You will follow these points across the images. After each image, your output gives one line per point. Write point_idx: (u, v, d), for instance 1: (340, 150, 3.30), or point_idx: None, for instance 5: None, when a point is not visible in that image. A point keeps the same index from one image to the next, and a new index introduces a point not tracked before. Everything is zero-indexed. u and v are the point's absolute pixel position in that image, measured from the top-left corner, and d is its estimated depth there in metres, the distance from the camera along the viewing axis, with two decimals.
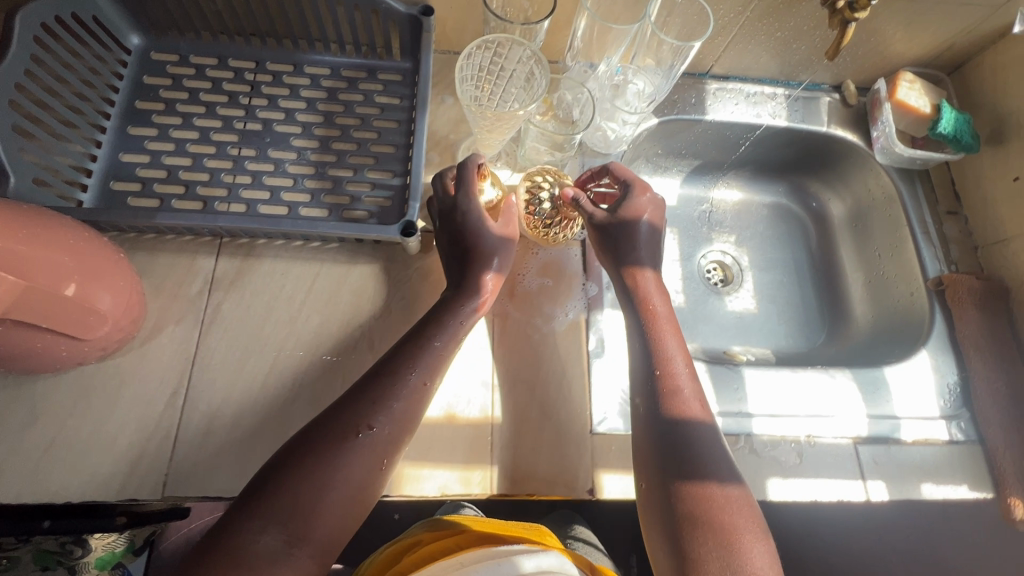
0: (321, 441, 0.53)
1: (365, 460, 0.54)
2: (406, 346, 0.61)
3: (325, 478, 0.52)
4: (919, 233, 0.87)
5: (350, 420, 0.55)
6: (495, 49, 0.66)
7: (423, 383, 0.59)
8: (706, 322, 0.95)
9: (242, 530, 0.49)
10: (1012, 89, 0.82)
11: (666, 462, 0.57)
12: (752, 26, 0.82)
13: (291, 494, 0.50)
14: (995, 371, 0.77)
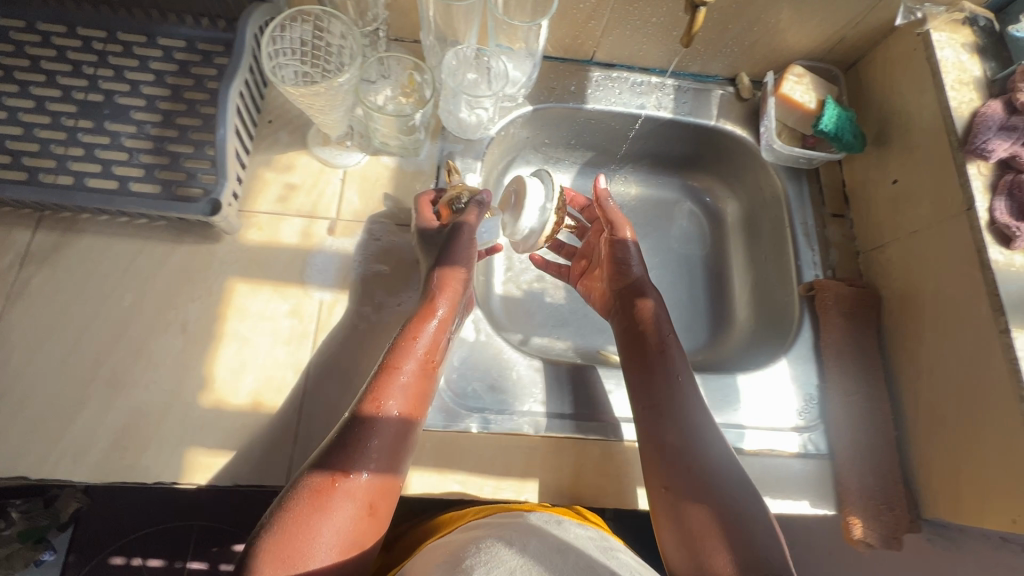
0: (308, 493, 0.50)
1: (353, 502, 0.51)
2: (374, 379, 0.58)
3: (316, 533, 0.49)
4: (800, 235, 0.83)
5: (328, 467, 0.52)
6: (317, 22, 0.63)
7: (399, 413, 0.56)
8: (584, 319, 0.90)
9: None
10: (898, 86, 0.77)
11: (734, 500, 0.56)
12: (625, 10, 0.78)
13: (307, 547, 0.48)
14: (853, 383, 0.72)
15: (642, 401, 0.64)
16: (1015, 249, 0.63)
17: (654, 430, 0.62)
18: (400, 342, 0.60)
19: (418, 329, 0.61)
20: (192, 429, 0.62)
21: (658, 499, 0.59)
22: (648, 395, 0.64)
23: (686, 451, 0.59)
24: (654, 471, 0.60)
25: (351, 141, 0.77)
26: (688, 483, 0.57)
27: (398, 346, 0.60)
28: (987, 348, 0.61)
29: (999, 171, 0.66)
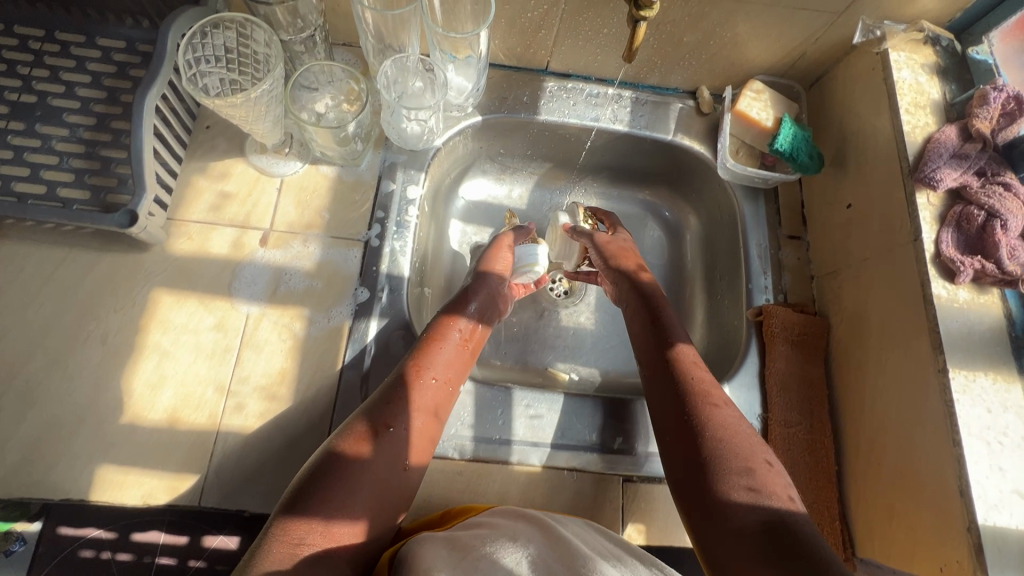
0: (349, 443, 0.53)
1: (391, 455, 0.55)
2: (418, 349, 0.64)
3: (358, 479, 0.52)
4: (753, 256, 0.80)
5: (370, 420, 0.56)
6: (240, 29, 0.61)
7: (440, 379, 0.62)
8: (537, 335, 0.89)
9: (282, 542, 0.46)
10: (856, 106, 0.75)
11: (751, 454, 0.53)
12: (574, 19, 0.74)
13: (333, 493, 0.50)
14: (793, 413, 0.70)
15: (662, 400, 0.60)
16: (958, 284, 0.60)
17: (671, 419, 0.58)
18: (442, 319, 0.67)
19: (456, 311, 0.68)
20: (106, 444, 0.61)
21: (677, 477, 0.55)
22: (665, 389, 0.61)
23: (716, 425, 0.55)
24: (676, 455, 0.56)
25: (289, 148, 0.75)
26: (703, 449, 0.54)
27: (439, 324, 0.67)
28: (924, 387, 0.59)
29: (949, 201, 0.63)
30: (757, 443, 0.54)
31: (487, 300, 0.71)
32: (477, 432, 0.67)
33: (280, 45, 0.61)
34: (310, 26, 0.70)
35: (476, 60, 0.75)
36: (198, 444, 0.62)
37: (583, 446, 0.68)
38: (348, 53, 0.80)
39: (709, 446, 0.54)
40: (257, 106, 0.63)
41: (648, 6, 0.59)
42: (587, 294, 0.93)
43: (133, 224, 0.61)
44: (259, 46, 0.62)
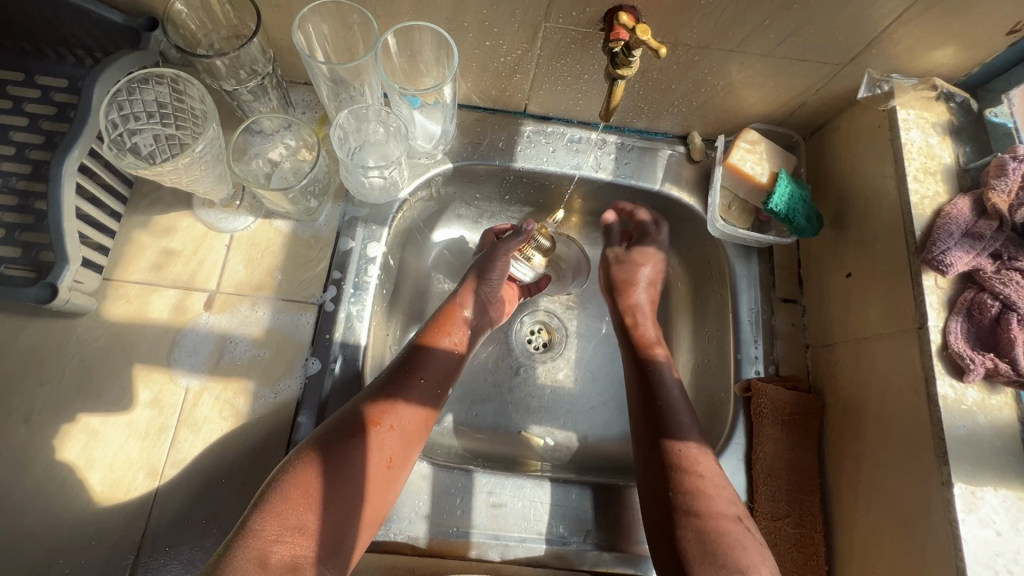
0: (330, 443, 0.56)
1: (373, 455, 0.57)
2: (410, 351, 0.67)
3: (338, 479, 0.55)
4: (744, 322, 0.73)
5: (351, 420, 0.58)
6: (173, 85, 0.59)
7: (429, 384, 0.64)
8: (510, 397, 0.81)
9: (260, 537, 0.50)
10: (860, 165, 0.68)
11: (703, 488, 0.59)
12: (550, 65, 0.67)
13: (313, 492, 0.54)
14: (782, 504, 0.64)
15: (657, 484, 0.61)
16: (967, 382, 0.54)
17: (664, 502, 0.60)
18: (434, 325, 0.70)
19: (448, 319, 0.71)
20: (24, 537, 0.56)
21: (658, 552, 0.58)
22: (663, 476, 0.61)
23: (691, 480, 0.60)
24: (662, 534, 0.59)
25: (240, 201, 0.70)
26: (697, 539, 0.56)
27: (430, 330, 0.69)
28: (926, 498, 0.53)
29: (959, 284, 0.57)
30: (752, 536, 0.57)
31: (476, 310, 0.74)
32: (433, 522, 0.62)
33: (212, 112, 0.58)
34: (258, 75, 0.64)
35: (444, 102, 0.66)
36: (125, 536, 0.57)
37: (548, 537, 0.63)
38: (307, 94, 0.73)
39: (702, 534, 0.56)
40: (195, 167, 0.58)
41: (625, 65, 0.56)
42: (565, 349, 0.84)
43: (53, 298, 0.56)
44: (194, 102, 0.59)
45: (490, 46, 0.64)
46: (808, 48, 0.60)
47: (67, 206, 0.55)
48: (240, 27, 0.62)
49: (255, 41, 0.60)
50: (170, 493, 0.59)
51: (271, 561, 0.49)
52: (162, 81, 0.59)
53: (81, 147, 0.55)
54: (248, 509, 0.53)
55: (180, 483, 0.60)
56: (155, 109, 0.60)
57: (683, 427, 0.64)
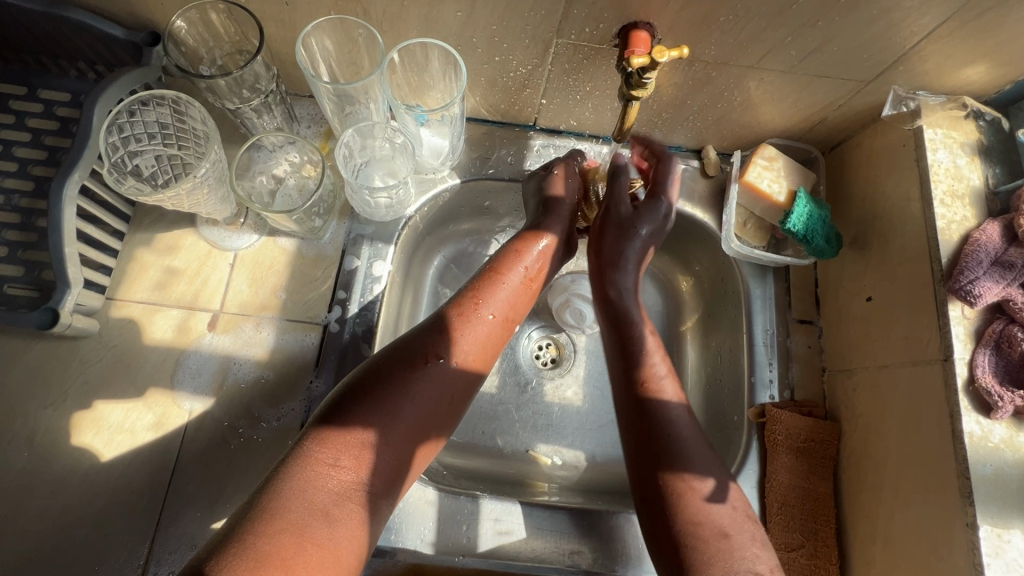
0: (390, 370, 0.51)
1: (432, 389, 0.52)
2: (476, 281, 0.61)
3: (395, 413, 0.50)
4: (759, 345, 0.71)
5: (417, 348, 0.53)
6: (174, 106, 0.58)
7: (493, 318, 0.59)
8: (519, 414, 0.79)
9: (314, 459, 0.46)
10: (882, 185, 0.66)
11: (692, 448, 0.54)
12: (561, 80, 0.65)
13: (374, 418, 0.49)
14: (796, 534, 0.62)
15: (637, 444, 0.55)
16: (994, 418, 0.52)
17: (647, 473, 0.53)
18: (506, 255, 0.63)
19: (528, 240, 0.65)
20: (28, 563, 0.56)
21: (645, 521, 0.53)
22: (646, 447, 0.54)
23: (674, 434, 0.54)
24: (648, 508, 0.53)
25: (244, 219, 0.68)
26: (684, 518, 0.50)
27: (502, 259, 0.63)
28: (949, 538, 0.51)
29: (988, 315, 0.56)
30: (739, 533, 0.50)
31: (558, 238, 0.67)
32: (440, 549, 0.61)
33: (214, 132, 0.57)
34: (262, 92, 0.63)
35: (451, 118, 0.64)
36: (129, 561, 0.57)
37: (557, 565, 0.62)
38: (312, 108, 0.72)
39: (683, 504, 0.51)
40: (197, 191, 0.57)
41: (639, 87, 0.53)
42: (575, 365, 0.82)
43: (54, 323, 0.55)
44: (196, 122, 0.58)
45: (499, 61, 0.62)
46: (832, 65, 0.58)
47: (67, 229, 0.54)
48: (243, 43, 0.60)
49: (258, 59, 0.58)
50: (172, 519, 0.58)
51: (326, 487, 0.45)
52: (164, 102, 0.58)
53: (81, 169, 0.54)
54: (299, 441, 0.48)
55: (182, 509, 0.59)
56: (156, 130, 0.59)
57: (671, 411, 0.56)
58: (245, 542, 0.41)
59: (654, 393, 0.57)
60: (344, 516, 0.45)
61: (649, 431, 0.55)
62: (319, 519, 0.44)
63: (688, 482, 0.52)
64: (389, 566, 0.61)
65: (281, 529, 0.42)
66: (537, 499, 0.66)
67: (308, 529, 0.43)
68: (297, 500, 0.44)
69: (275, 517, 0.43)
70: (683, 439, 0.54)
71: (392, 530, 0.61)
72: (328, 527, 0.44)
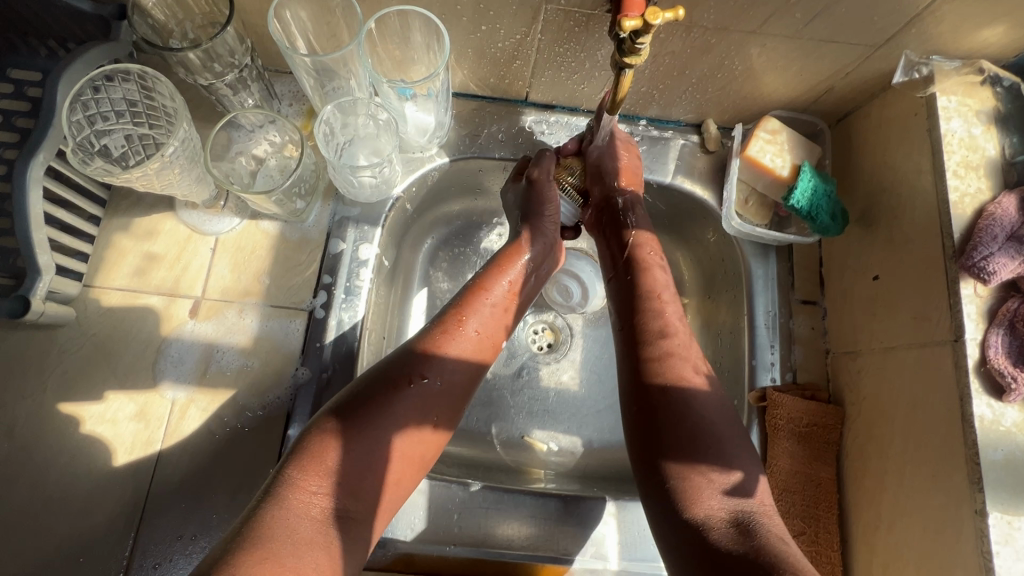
0: (373, 392, 0.50)
1: (417, 411, 0.51)
2: (460, 298, 0.59)
3: (379, 435, 0.48)
4: (760, 327, 0.68)
5: (402, 368, 0.52)
6: (141, 81, 0.56)
7: (479, 335, 0.57)
8: (514, 400, 0.78)
9: (296, 486, 0.44)
10: (892, 157, 0.62)
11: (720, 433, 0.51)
12: (552, 51, 0.61)
13: (358, 444, 0.47)
14: (797, 521, 0.60)
15: (643, 434, 0.52)
16: (1007, 402, 0.50)
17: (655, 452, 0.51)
18: (491, 270, 0.62)
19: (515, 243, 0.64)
20: (11, 556, 0.55)
21: (654, 514, 0.50)
22: (653, 426, 0.52)
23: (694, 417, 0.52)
24: (653, 489, 0.50)
25: (225, 202, 0.66)
26: (686, 486, 0.48)
27: (487, 274, 0.62)
28: (957, 526, 0.49)
29: (1001, 293, 0.53)
30: (749, 483, 0.49)
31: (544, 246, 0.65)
32: (430, 538, 0.60)
33: (183, 107, 0.55)
34: (236, 67, 0.60)
35: (438, 92, 0.61)
36: (114, 553, 0.56)
37: (551, 554, 0.61)
38: (293, 85, 0.69)
39: (689, 489, 0.48)
40: (166, 171, 0.55)
41: (632, 53, 0.49)
42: (571, 349, 0.80)
43: (26, 311, 0.53)
44: (165, 98, 0.56)
45: (487, 31, 0.59)
46: (839, 29, 0.54)
47: (34, 213, 0.52)
48: (216, 14, 0.57)
49: (229, 29, 0.55)
50: (157, 511, 0.57)
51: (309, 514, 0.43)
52: (130, 78, 0.56)
53: (46, 150, 0.51)
54: (280, 469, 0.46)
55: (166, 500, 0.58)
56: (124, 108, 0.57)
57: (701, 399, 0.53)
58: (226, 572, 0.38)
59: (675, 378, 0.54)
60: (326, 546, 0.42)
61: (666, 417, 0.52)
62: (301, 547, 0.41)
63: (710, 471, 0.49)
64: (381, 556, 0.60)
65: (263, 556, 0.40)
66: (531, 487, 0.65)
67: (291, 558, 0.40)
68: (281, 527, 0.42)
69: (259, 545, 0.40)
70: (710, 424, 0.52)
71: None
72: (312, 557, 0.41)
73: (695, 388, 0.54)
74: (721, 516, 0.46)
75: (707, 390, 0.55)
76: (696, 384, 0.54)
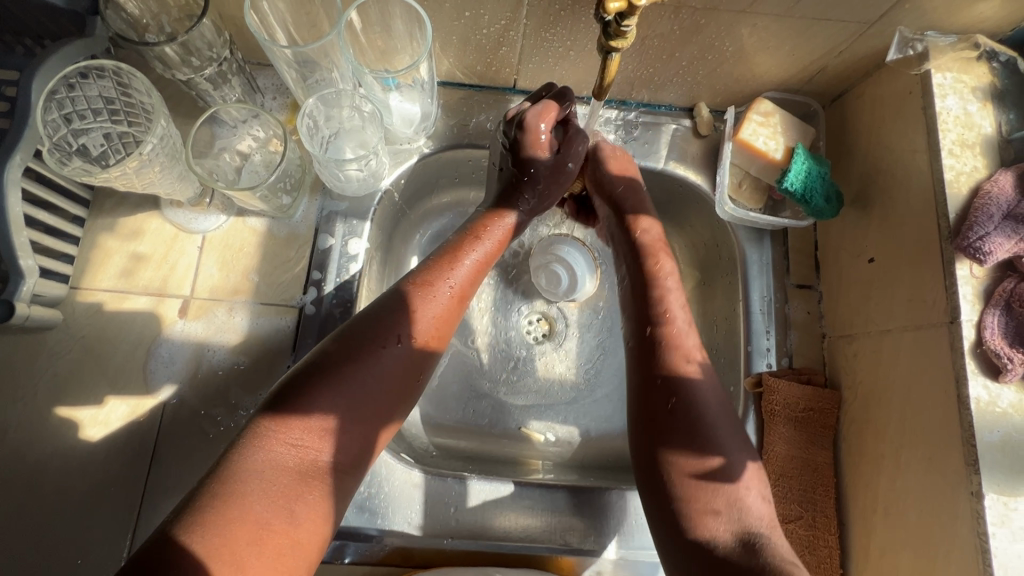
0: (353, 347, 0.49)
1: (396, 369, 0.50)
2: (439, 254, 0.58)
3: (359, 389, 0.47)
4: (756, 312, 0.67)
5: (383, 323, 0.50)
6: (118, 77, 0.55)
7: (456, 293, 0.56)
8: (511, 391, 0.77)
9: (273, 438, 0.44)
10: (887, 136, 0.61)
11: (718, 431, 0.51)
12: (538, 36, 0.60)
13: (340, 402, 0.46)
14: (794, 506, 0.61)
15: (645, 407, 0.53)
16: (1003, 382, 0.49)
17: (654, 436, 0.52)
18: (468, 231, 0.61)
19: (495, 216, 0.63)
20: (7, 560, 0.55)
21: (647, 492, 0.51)
22: (654, 408, 0.53)
23: (687, 414, 0.51)
24: (648, 474, 0.51)
25: (211, 199, 0.65)
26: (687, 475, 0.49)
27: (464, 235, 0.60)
28: (952, 508, 0.49)
29: (998, 274, 0.52)
30: (740, 478, 0.49)
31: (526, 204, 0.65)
32: (428, 531, 0.60)
33: (159, 102, 0.53)
34: (216, 60, 0.58)
35: (421, 82, 0.60)
36: (112, 554, 0.56)
37: (549, 544, 0.61)
38: (275, 78, 0.67)
39: (678, 478, 0.49)
40: (146, 169, 0.54)
41: (619, 36, 0.48)
42: (568, 339, 0.80)
43: (10, 316, 0.53)
44: (142, 94, 0.55)
45: (470, 17, 0.58)
46: (831, 6, 0.53)
47: (14, 215, 0.51)
48: (193, 6, 0.56)
49: (206, 21, 0.54)
50: (152, 511, 0.57)
51: (284, 465, 0.43)
52: (105, 74, 0.55)
53: (24, 151, 0.50)
54: (254, 419, 0.45)
55: (161, 501, 0.57)
56: (102, 105, 0.56)
57: (706, 395, 0.53)
58: (199, 520, 0.39)
59: (676, 371, 0.54)
60: (309, 496, 0.43)
61: (661, 405, 0.52)
62: (277, 499, 0.42)
63: (693, 456, 0.50)
64: (378, 550, 0.61)
65: (231, 510, 0.40)
66: (529, 478, 0.64)
67: (266, 509, 0.41)
68: (256, 477, 0.42)
69: (232, 496, 0.41)
70: (703, 414, 0.51)
71: (379, 515, 0.60)
72: (291, 507, 0.42)
73: (694, 382, 0.53)
74: (726, 536, 0.46)
75: (703, 380, 0.54)
76: (692, 373, 0.54)
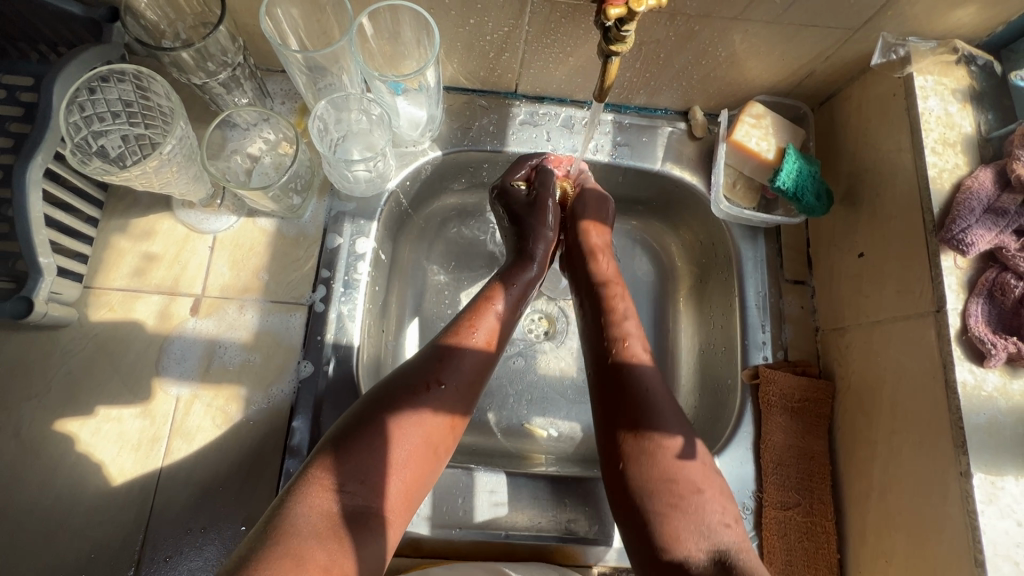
0: (394, 397, 0.50)
1: (434, 415, 0.50)
2: (468, 309, 0.59)
3: (397, 438, 0.48)
4: (751, 306, 0.70)
5: (419, 372, 0.52)
6: (136, 81, 0.57)
7: (486, 343, 0.56)
8: (515, 387, 0.79)
9: (317, 485, 0.44)
10: (872, 136, 0.64)
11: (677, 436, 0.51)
12: (540, 42, 0.63)
13: (376, 452, 0.47)
14: (792, 493, 0.62)
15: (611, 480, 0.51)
16: (987, 367, 0.52)
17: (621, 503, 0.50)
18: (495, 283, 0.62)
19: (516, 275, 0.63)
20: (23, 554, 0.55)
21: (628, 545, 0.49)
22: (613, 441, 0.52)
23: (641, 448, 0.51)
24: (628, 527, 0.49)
25: (221, 201, 0.67)
26: (650, 469, 0.50)
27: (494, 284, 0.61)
28: (943, 488, 0.51)
29: (981, 264, 0.55)
30: (708, 488, 0.49)
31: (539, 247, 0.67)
32: (437, 521, 0.61)
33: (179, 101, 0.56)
34: (230, 66, 0.61)
35: (429, 86, 0.62)
36: (124, 549, 0.57)
37: (556, 534, 0.63)
38: (285, 83, 0.70)
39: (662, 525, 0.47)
40: (163, 169, 0.56)
41: (619, 41, 0.50)
42: (569, 336, 0.82)
43: (30, 312, 0.54)
44: (160, 96, 0.57)
45: (475, 24, 0.60)
46: (818, 13, 0.56)
47: (34, 216, 0.52)
48: (207, 14, 0.58)
49: (222, 28, 0.56)
50: (165, 505, 0.58)
51: (329, 512, 0.43)
52: (125, 78, 0.56)
53: (45, 151, 0.52)
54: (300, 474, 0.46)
55: (175, 496, 0.58)
56: (120, 108, 0.58)
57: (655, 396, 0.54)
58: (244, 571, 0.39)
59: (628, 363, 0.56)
60: (342, 544, 0.42)
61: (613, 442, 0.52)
62: (324, 543, 0.42)
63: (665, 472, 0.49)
64: None
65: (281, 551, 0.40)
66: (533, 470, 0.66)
67: (308, 549, 0.41)
68: (304, 522, 0.42)
69: (283, 542, 0.41)
70: (654, 399, 0.53)
71: None
72: (324, 551, 0.41)
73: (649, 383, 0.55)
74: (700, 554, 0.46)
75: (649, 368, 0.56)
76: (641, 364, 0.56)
